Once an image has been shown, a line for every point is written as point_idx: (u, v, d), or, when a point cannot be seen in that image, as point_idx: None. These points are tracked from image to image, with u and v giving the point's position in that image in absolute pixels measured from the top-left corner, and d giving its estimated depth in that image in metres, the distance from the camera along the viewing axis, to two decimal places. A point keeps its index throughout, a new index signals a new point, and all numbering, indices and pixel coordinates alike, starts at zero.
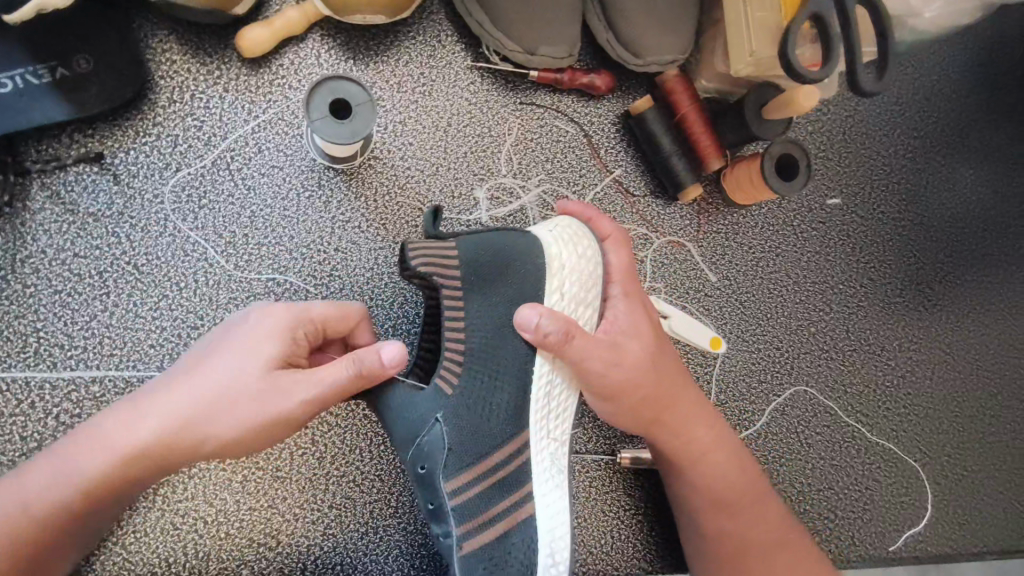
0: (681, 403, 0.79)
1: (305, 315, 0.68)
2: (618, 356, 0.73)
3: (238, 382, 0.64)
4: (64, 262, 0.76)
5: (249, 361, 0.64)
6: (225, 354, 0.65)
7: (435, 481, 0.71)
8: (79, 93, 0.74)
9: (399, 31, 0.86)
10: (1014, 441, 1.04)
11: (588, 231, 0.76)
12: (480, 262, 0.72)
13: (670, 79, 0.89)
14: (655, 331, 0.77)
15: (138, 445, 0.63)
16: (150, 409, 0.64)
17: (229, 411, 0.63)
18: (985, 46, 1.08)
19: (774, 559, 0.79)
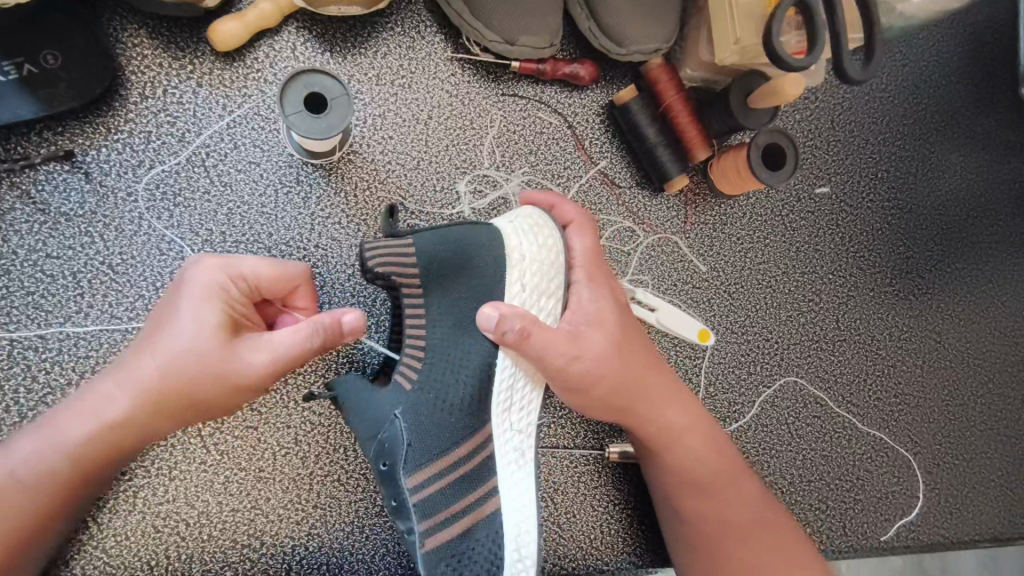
0: (652, 390, 0.78)
1: (239, 274, 0.66)
2: (582, 348, 0.72)
3: (186, 351, 0.63)
4: (37, 263, 0.74)
5: (191, 328, 0.63)
6: (170, 323, 0.64)
7: (396, 477, 0.71)
8: (48, 89, 0.73)
9: (376, 22, 0.84)
10: (1004, 428, 1.04)
11: (547, 220, 0.75)
12: (439, 257, 0.70)
13: (654, 67, 0.88)
14: (621, 318, 0.76)
15: (109, 422, 0.64)
16: (112, 384, 0.65)
17: (182, 379, 0.63)
18: (974, 30, 1.07)
19: (754, 541, 0.78)
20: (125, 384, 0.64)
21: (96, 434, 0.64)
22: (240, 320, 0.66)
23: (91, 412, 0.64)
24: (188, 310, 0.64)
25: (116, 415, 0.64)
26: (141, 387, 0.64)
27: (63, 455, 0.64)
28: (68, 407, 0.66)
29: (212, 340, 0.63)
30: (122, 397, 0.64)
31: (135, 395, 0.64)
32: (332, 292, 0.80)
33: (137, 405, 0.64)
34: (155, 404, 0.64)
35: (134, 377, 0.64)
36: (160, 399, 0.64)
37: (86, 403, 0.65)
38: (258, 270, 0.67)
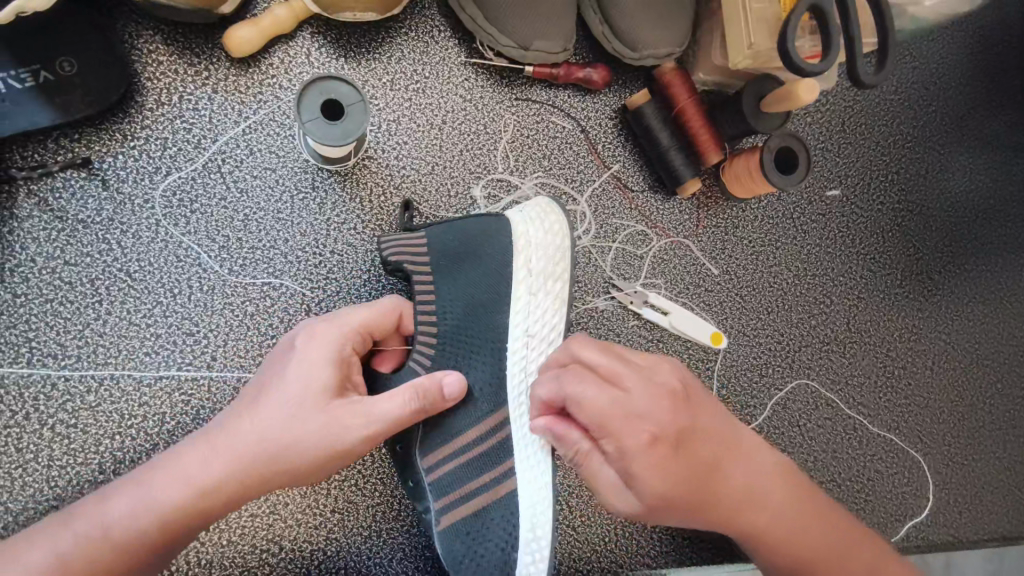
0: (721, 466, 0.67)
1: (348, 329, 0.70)
2: None
3: (297, 413, 0.65)
4: (54, 271, 0.74)
5: (303, 382, 0.66)
6: (278, 377, 0.67)
7: (411, 459, 0.75)
8: (65, 97, 0.73)
9: (390, 27, 0.84)
10: (1012, 429, 1.05)
11: (556, 205, 0.77)
12: (447, 245, 0.75)
13: (668, 71, 0.88)
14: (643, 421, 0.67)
15: (207, 484, 0.64)
16: (207, 439, 0.66)
17: (290, 434, 0.65)
18: (984, 32, 1.07)
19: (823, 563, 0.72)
20: (222, 441, 0.65)
21: (191, 498, 0.64)
22: (347, 374, 0.69)
23: (185, 472, 0.64)
24: (298, 365, 0.67)
25: (211, 472, 0.64)
26: (240, 442, 0.65)
27: (157, 515, 0.63)
28: (158, 465, 0.66)
29: (325, 393, 0.66)
30: (220, 454, 0.65)
31: (234, 451, 0.65)
32: (347, 298, 0.80)
33: (236, 464, 0.64)
34: (255, 461, 0.65)
35: (233, 441, 0.65)
36: (261, 457, 0.65)
37: (178, 462, 0.65)
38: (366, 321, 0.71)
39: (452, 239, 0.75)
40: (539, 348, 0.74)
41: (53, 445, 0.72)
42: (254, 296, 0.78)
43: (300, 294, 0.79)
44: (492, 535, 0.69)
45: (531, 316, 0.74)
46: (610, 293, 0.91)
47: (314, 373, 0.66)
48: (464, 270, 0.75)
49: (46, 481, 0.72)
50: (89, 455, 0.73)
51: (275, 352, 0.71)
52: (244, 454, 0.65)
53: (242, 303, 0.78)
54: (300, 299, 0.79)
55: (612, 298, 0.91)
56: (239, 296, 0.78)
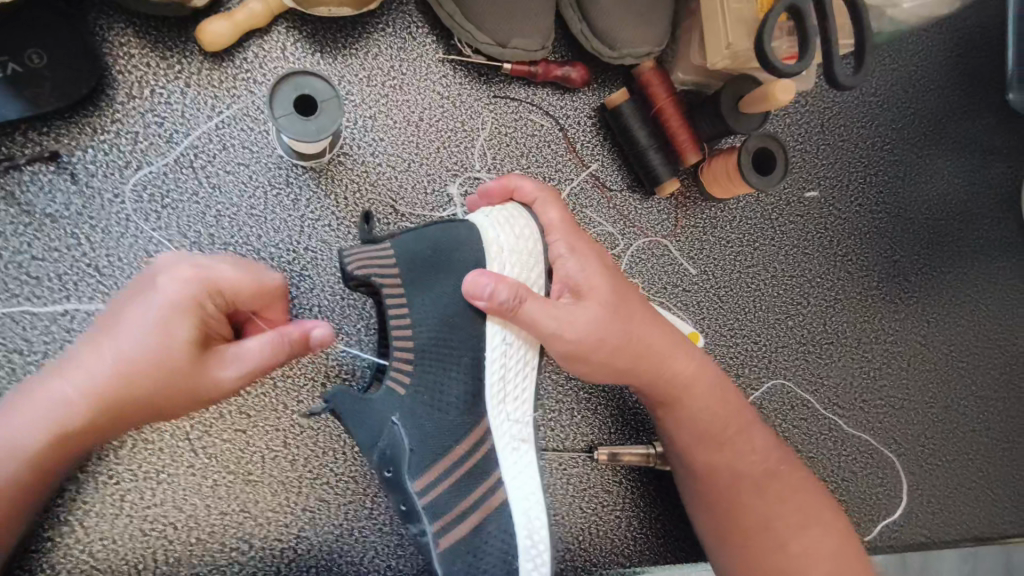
0: (652, 330, 0.77)
1: (215, 284, 0.65)
2: (569, 318, 0.71)
3: (154, 362, 0.62)
4: (22, 265, 0.73)
5: (155, 341, 0.62)
6: (126, 329, 0.63)
7: (401, 483, 0.72)
8: (32, 89, 0.71)
9: (368, 23, 0.84)
10: (986, 431, 1.06)
11: (525, 211, 0.76)
12: (418, 257, 0.72)
13: (646, 72, 0.88)
14: (611, 285, 0.75)
15: (65, 422, 0.63)
16: (63, 385, 0.63)
17: (144, 391, 0.63)
18: (963, 36, 1.07)
19: (768, 492, 0.78)
20: (76, 387, 0.63)
21: (55, 439, 0.63)
22: (213, 328, 0.65)
23: (44, 412, 0.63)
24: (146, 325, 0.62)
25: (71, 420, 0.63)
26: (97, 394, 0.63)
27: (20, 463, 0.62)
28: (18, 406, 0.64)
29: (183, 348, 0.62)
30: (76, 402, 0.63)
31: (91, 399, 0.63)
32: (322, 295, 0.80)
33: (93, 414, 0.63)
34: (112, 403, 0.63)
35: (90, 379, 0.63)
36: (118, 402, 0.63)
37: (35, 399, 0.63)
38: (229, 286, 0.66)
39: (423, 252, 0.72)
40: (518, 353, 0.74)
41: None
42: None
43: None
44: (491, 548, 0.69)
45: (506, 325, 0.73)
46: None
47: (172, 324, 0.62)
48: (434, 283, 0.73)
49: None
50: None
51: (127, 295, 0.66)
52: (102, 396, 0.63)
53: None
54: None
55: None
56: None
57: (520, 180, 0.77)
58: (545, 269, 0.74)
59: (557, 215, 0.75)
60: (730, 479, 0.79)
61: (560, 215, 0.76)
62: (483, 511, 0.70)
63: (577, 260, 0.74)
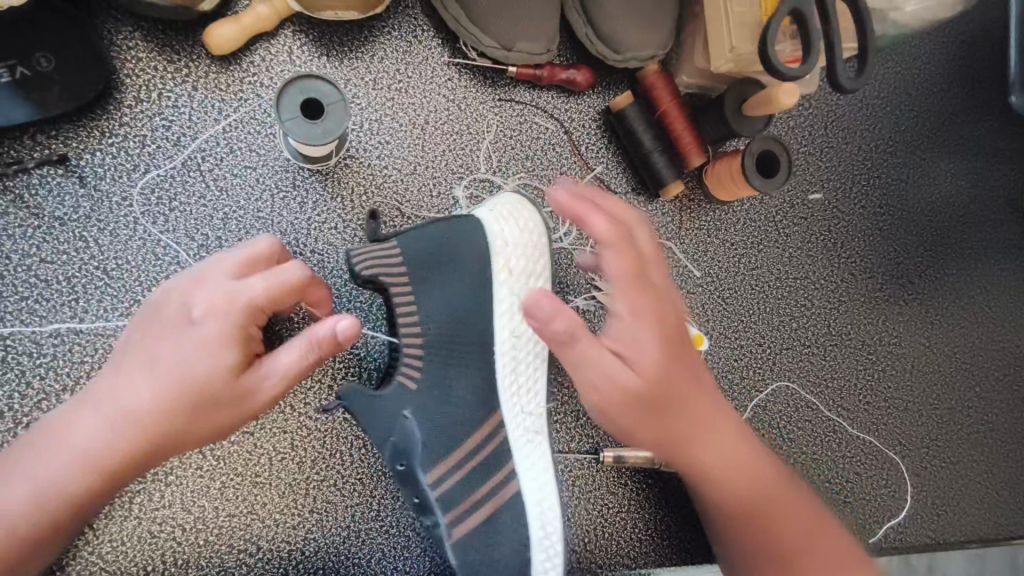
0: (698, 405, 0.74)
1: (249, 302, 0.63)
2: (609, 374, 0.69)
3: (198, 388, 0.62)
4: (30, 268, 0.74)
5: (196, 368, 0.62)
6: (165, 357, 0.62)
7: (413, 477, 0.72)
8: (41, 92, 0.72)
9: (374, 26, 0.84)
10: (990, 433, 1.06)
11: (528, 203, 0.77)
12: (426, 253, 0.73)
13: (650, 75, 0.88)
14: (665, 347, 0.70)
15: (115, 454, 0.63)
16: (103, 412, 0.64)
17: (190, 416, 0.63)
18: (965, 38, 1.08)
19: (819, 561, 0.72)
20: (117, 415, 0.63)
21: (106, 470, 0.63)
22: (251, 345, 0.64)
23: (91, 446, 0.63)
24: (184, 352, 0.62)
25: (120, 452, 0.63)
26: (142, 423, 0.62)
27: (72, 497, 0.63)
28: (57, 436, 0.64)
29: (225, 373, 0.62)
30: (123, 432, 0.63)
31: (137, 430, 0.63)
32: None
33: (142, 443, 0.63)
34: (160, 431, 0.63)
35: (134, 409, 0.62)
36: (165, 430, 0.63)
37: (82, 432, 0.63)
38: (261, 304, 0.63)
39: (429, 248, 0.73)
40: (527, 345, 0.76)
41: None
42: None
43: None
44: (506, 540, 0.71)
45: (515, 316, 0.75)
46: (592, 293, 0.91)
47: (212, 351, 0.62)
48: (440, 275, 0.74)
49: None
50: None
51: (157, 316, 0.65)
52: (149, 426, 0.63)
53: None
54: None
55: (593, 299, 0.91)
56: None
57: (589, 212, 0.69)
58: (549, 260, 0.78)
59: (624, 265, 0.69)
60: (772, 547, 0.73)
61: (628, 265, 0.69)
62: (497, 513, 0.71)
63: (631, 316, 0.70)
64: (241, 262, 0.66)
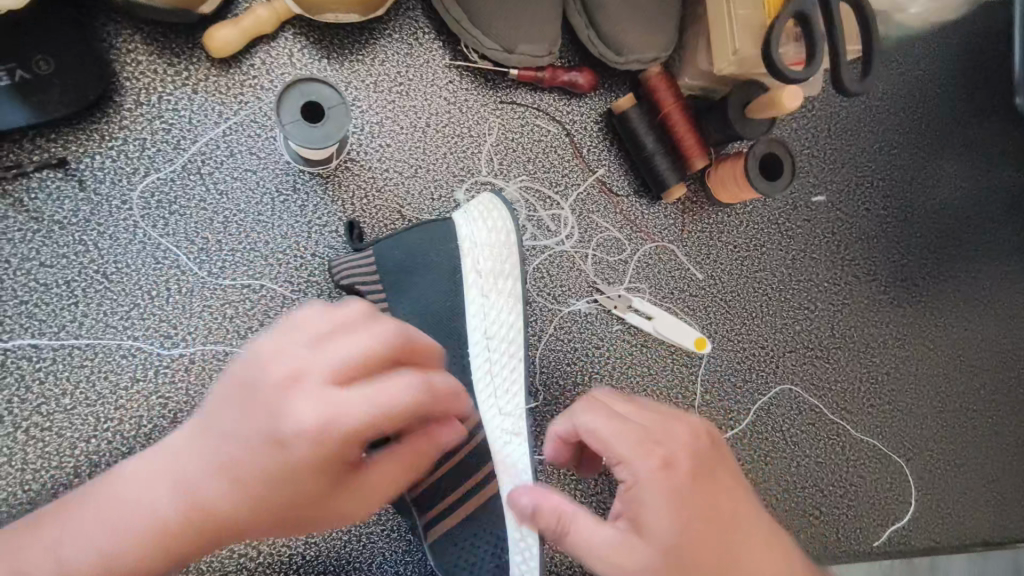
0: (744, 558, 0.59)
1: (378, 425, 0.52)
2: (615, 554, 0.58)
3: (291, 498, 0.54)
4: (30, 273, 0.73)
5: (295, 479, 0.53)
6: (260, 458, 0.53)
7: None
8: (41, 96, 0.72)
9: (375, 28, 0.84)
10: (994, 436, 1.05)
11: (497, 201, 0.77)
12: (399, 258, 0.75)
13: (652, 76, 0.87)
14: (673, 508, 0.58)
15: (174, 543, 0.55)
16: (163, 481, 0.56)
17: (269, 520, 0.55)
18: (970, 39, 1.07)
19: None
20: (179, 491, 0.55)
21: (162, 559, 0.56)
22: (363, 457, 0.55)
23: (155, 528, 0.55)
24: (265, 450, 0.53)
25: (178, 543, 0.55)
26: (215, 519, 0.55)
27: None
28: (113, 493, 0.58)
29: (328, 490, 0.55)
30: (190, 523, 0.55)
31: (207, 525, 0.55)
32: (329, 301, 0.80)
33: (207, 538, 0.56)
34: (231, 528, 0.55)
35: (210, 503, 0.55)
36: (237, 529, 0.55)
37: (144, 511, 0.56)
38: (375, 422, 0.52)
39: (404, 253, 0.75)
40: (500, 347, 0.76)
41: (27, 449, 0.71)
42: (233, 298, 0.77)
43: (281, 295, 0.79)
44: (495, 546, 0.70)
45: (489, 316, 0.76)
46: (593, 296, 0.90)
47: (320, 468, 0.53)
48: (417, 281, 0.76)
49: (19, 484, 0.70)
50: (64, 460, 0.72)
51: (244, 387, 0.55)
52: (224, 524, 0.55)
53: (220, 306, 0.77)
54: (282, 300, 0.79)
55: (594, 302, 0.90)
56: (218, 299, 0.77)
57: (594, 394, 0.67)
58: (519, 258, 0.76)
59: (606, 427, 0.62)
60: None
61: (612, 427, 0.62)
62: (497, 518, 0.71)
63: (636, 484, 0.59)
64: (383, 351, 0.54)
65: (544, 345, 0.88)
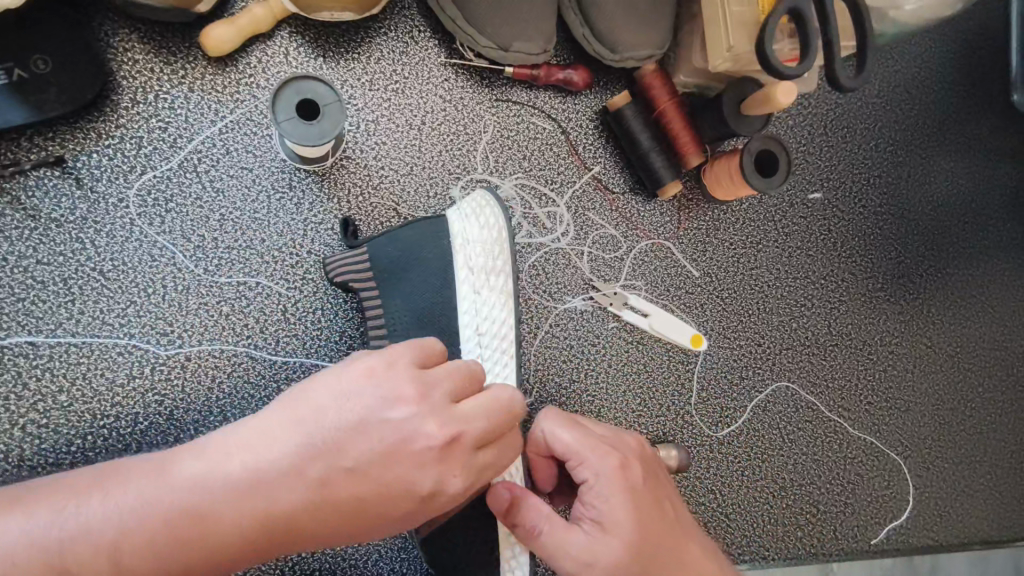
0: (686, 551, 0.66)
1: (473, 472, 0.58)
2: (583, 552, 0.62)
3: (366, 522, 0.57)
4: (27, 270, 0.74)
5: (380, 508, 0.56)
6: (351, 484, 0.55)
7: None
8: (38, 94, 0.72)
9: (370, 27, 0.84)
10: (993, 434, 1.05)
11: (490, 198, 0.78)
12: (392, 256, 0.76)
13: (647, 74, 0.88)
14: (635, 507, 0.64)
15: (236, 545, 0.55)
16: (239, 477, 0.55)
17: (334, 537, 0.57)
18: (966, 37, 1.07)
19: None
20: (254, 493, 0.55)
21: (217, 558, 0.55)
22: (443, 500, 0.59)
23: (221, 528, 0.54)
24: (366, 464, 0.55)
25: (241, 547, 0.55)
26: (284, 529, 0.56)
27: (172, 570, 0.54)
28: (174, 480, 0.55)
29: (405, 523, 0.58)
30: (258, 529, 0.55)
31: (275, 533, 0.55)
32: (325, 298, 0.80)
33: (269, 545, 0.56)
34: (294, 538, 0.56)
35: (283, 515, 0.55)
36: (299, 540, 0.57)
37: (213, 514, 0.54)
38: (482, 466, 0.58)
39: (397, 252, 0.76)
40: (493, 343, 0.76)
41: (24, 446, 0.71)
42: (230, 296, 0.78)
43: (277, 292, 0.79)
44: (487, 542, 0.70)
45: (481, 313, 0.76)
46: (589, 294, 0.90)
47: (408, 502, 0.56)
48: (409, 279, 0.76)
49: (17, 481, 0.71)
50: (61, 456, 0.72)
51: (360, 394, 0.56)
52: (292, 534, 0.56)
53: (217, 303, 0.77)
54: (278, 297, 0.79)
55: (590, 299, 0.91)
56: (215, 297, 0.78)
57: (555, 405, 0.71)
58: (511, 255, 0.77)
59: (573, 436, 0.67)
60: None
61: (578, 434, 0.67)
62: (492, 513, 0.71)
63: (599, 485, 0.64)
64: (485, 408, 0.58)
65: (540, 342, 0.89)
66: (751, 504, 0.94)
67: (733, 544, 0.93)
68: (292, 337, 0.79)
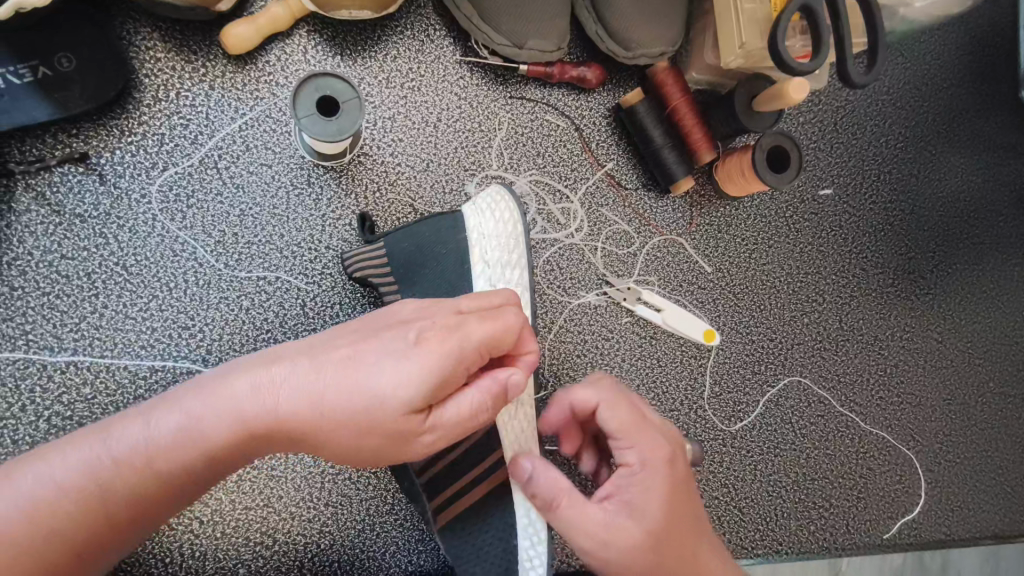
0: (701, 545, 0.67)
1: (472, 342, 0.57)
2: (604, 529, 0.63)
3: (369, 385, 0.56)
4: (51, 264, 0.75)
5: (378, 367, 0.56)
6: (355, 350, 0.58)
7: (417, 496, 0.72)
8: (63, 91, 0.73)
9: (387, 26, 0.85)
10: (1004, 429, 1.05)
11: (505, 192, 0.77)
12: (408, 252, 0.77)
13: (660, 71, 0.88)
14: (665, 494, 0.64)
15: (252, 412, 0.56)
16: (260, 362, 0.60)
17: (343, 404, 0.56)
18: (976, 34, 1.08)
19: None
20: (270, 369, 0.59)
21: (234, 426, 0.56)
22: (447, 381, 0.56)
23: (239, 397, 0.57)
24: (368, 332, 0.60)
25: (255, 415, 0.56)
26: (298, 398, 0.56)
27: (194, 441, 0.55)
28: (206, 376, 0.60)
29: (405, 394, 0.55)
30: (271, 397, 0.57)
31: (289, 402, 0.56)
32: (343, 293, 0.81)
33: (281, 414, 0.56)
34: (306, 408, 0.56)
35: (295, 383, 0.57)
36: (311, 411, 0.56)
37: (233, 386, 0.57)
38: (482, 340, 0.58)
39: (411, 251, 0.77)
40: None
41: (48, 438, 0.72)
42: (250, 290, 0.79)
43: (296, 287, 0.80)
44: (505, 533, 0.71)
45: None
46: (603, 289, 0.91)
47: (409, 362, 0.56)
48: (426, 274, 0.77)
49: None
50: None
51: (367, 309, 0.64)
52: (305, 401, 0.56)
53: (237, 297, 0.78)
54: (297, 291, 0.80)
55: (604, 294, 0.91)
56: (235, 291, 0.79)
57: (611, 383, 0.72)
58: (525, 248, 0.77)
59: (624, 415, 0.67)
60: None
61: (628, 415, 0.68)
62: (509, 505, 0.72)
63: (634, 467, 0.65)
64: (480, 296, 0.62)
65: (554, 337, 0.89)
66: (764, 498, 0.95)
67: (746, 537, 0.93)
68: (310, 331, 0.80)
